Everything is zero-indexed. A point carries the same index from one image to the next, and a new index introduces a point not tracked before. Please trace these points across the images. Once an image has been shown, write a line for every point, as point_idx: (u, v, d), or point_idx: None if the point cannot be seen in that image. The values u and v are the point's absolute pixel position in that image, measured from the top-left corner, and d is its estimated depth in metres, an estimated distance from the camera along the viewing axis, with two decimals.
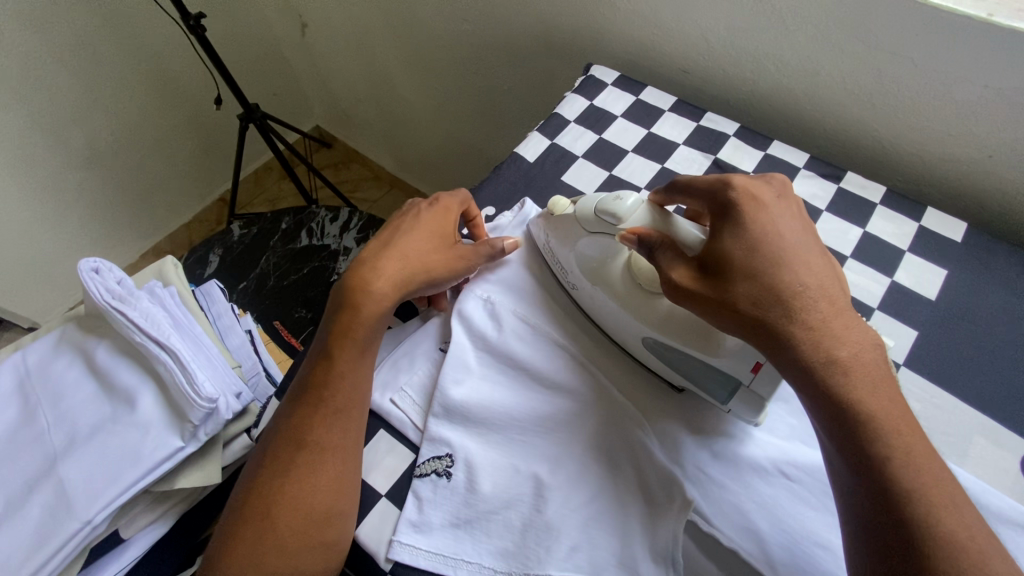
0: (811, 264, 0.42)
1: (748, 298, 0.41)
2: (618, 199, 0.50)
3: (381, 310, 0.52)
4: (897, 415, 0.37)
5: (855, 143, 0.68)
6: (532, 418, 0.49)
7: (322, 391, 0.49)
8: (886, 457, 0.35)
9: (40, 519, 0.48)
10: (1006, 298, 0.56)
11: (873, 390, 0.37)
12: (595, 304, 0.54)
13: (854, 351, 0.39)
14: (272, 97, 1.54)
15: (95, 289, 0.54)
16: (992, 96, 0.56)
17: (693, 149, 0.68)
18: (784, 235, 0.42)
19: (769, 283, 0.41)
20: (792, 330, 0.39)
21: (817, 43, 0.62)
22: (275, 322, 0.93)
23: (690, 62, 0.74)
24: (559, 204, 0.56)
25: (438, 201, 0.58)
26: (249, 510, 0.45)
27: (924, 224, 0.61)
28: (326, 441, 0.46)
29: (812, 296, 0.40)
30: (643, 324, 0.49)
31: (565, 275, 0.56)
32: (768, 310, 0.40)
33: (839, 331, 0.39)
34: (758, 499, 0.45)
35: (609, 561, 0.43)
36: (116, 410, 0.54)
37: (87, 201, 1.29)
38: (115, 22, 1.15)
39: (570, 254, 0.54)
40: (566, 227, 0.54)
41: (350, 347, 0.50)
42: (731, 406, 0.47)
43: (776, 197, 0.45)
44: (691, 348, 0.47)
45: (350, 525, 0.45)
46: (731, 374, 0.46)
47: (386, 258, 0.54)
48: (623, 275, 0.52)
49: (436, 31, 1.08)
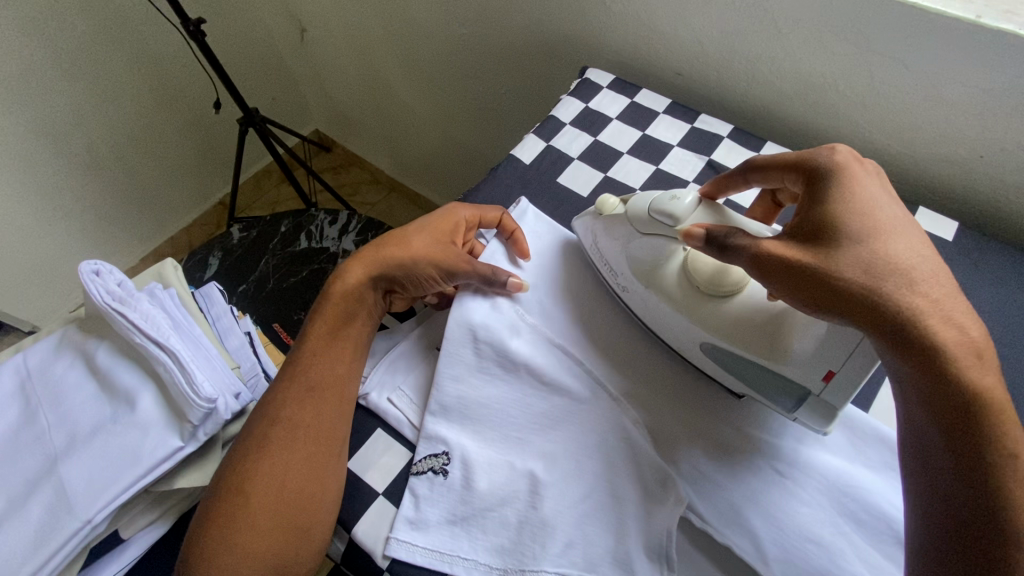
0: (914, 239, 0.41)
1: (860, 268, 0.39)
2: (675, 198, 0.49)
3: (355, 291, 0.54)
4: (1001, 398, 0.35)
5: (846, 144, 0.69)
6: (528, 416, 0.50)
7: (298, 369, 0.51)
8: (989, 435, 0.35)
9: (41, 519, 0.49)
10: (996, 295, 0.56)
11: (980, 368, 0.36)
12: (646, 309, 0.53)
13: (962, 330, 0.37)
14: (272, 101, 1.55)
15: (94, 290, 0.55)
16: (980, 97, 0.56)
17: (687, 150, 0.69)
18: (889, 214, 0.42)
19: (883, 255, 0.39)
20: (911, 301, 0.37)
21: (809, 45, 0.63)
22: (274, 324, 0.95)
23: (684, 65, 0.75)
24: (608, 202, 0.55)
25: (450, 205, 0.60)
26: (224, 488, 0.45)
27: (916, 223, 0.61)
28: (302, 421, 0.48)
29: (918, 270, 0.39)
30: (700, 327, 0.49)
31: (613, 276, 0.55)
32: (882, 280, 0.38)
33: (946, 307, 0.38)
34: (752, 496, 0.45)
35: (605, 557, 0.43)
36: (116, 410, 0.54)
37: (88, 205, 1.30)
38: (116, 28, 1.16)
39: (620, 255, 0.54)
40: (618, 227, 0.54)
41: (324, 331, 0.53)
42: (798, 414, 0.47)
43: (874, 177, 0.45)
44: (757, 355, 0.46)
45: (330, 510, 0.46)
46: (798, 384, 0.45)
47: (371, 248, 0.57)
48: (679, 278, 0.51)
49: (433, 35, 1.09)
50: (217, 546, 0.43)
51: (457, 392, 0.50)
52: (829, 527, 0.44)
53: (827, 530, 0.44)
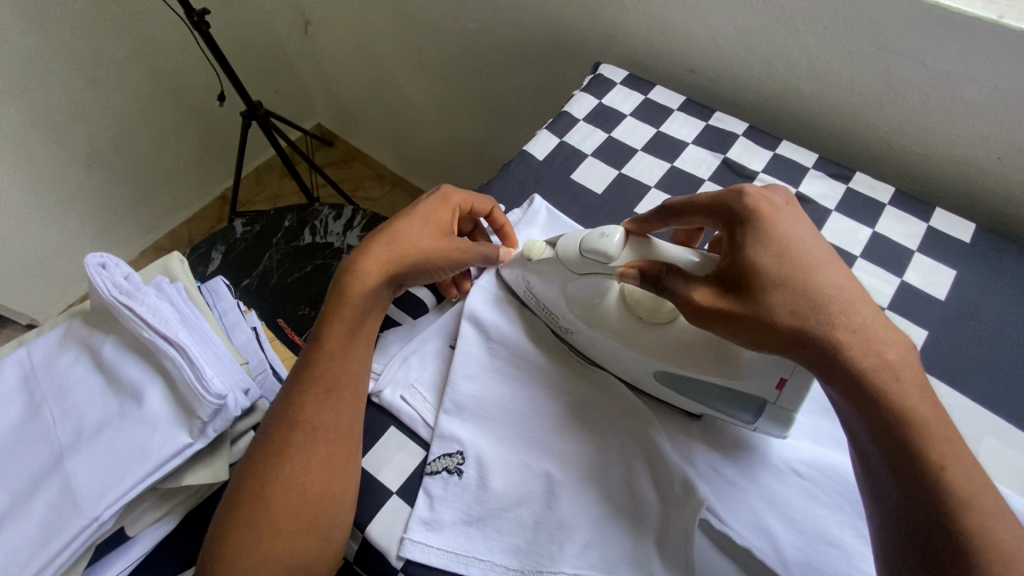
0: (839, 269, 0.41)
1: (786, 308, 0.39)
2: (603, 235, 0.47)
3: (372, 290, 0.52)
4: (939, 421, 0.36)
5: (862, 144, 0.68)
6: (542, 415, 0.49)
7: (314, 370, 0.50)
8: (937, 465, 0.35)
9: (46, 515, 0.48)
10: (1013, 298, 0.56)
11: (917, 393, 0.37)
12: (593, 346, 0.51)
13: (898, 356, 0.38)
14: (274, 94, 1.53)
15: (102, 284, 0.54)
16: (1000, 97, 0.56)
17: (702, 149, 0.69)
18: (805, 241, 0.41)
19: (803, 292, 0.39)
20: (837, 338, 0.38)
21: (827, 43, 0.62)
22: (279, 320, 0.93)
23: (698, 62, 0.74)
24: (534, 246, 0.52)
25: (439, 191, 0.57)
26: (243, 490, 0.45)
27: (932, 224, 0.61)
28: (319, 421, 0.47)
29: (845, 301, 0.39)
30: (651, 357, 0.47)
31: (555, 319, 0.53)
32: (807, 319, 0.39)
33: (879, 336, 0.38)
34: (771, 498, 0.45)
35: (623, 559, 0.42)
36: (123, 405, 0.53)
37: (88, 197, 1.29)
38: (119, 18, 1.14)
39: (558, 296, 0.51)
40: (547, 269, 0.51)
41: (343, 332, 0.51)
42: (758, 423, 0.46)
43: (785, 203, 0.45)
44: (710, 375, 0.45)
45: (348, 508, 0.45)
46: (753, 394, 0.45)
47: (377, 242, 0.54)
48: (620, 312, 0.50)
49: (441, 30, 1.08)
50: (237, 549, 0.42)
51: (471, 391, 0.50)
52: (848, 530, 0.43)
53: (845, 533, 0.43)
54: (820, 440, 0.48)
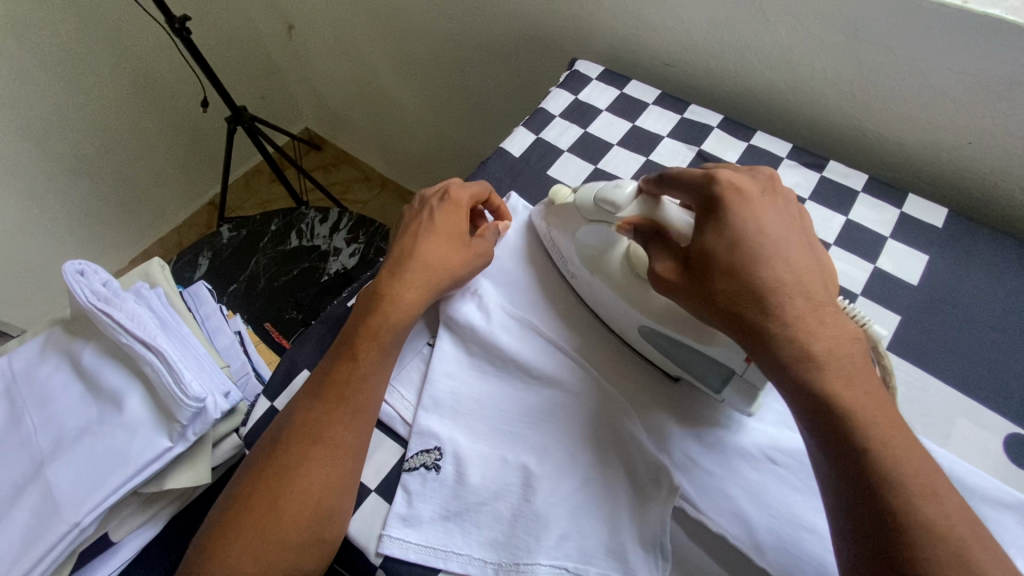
0: (790, 258, 0.42)
1: (727, 294, 0.41)
2: (618, 186, 0.50)
3: (411, 314, 0.52)
4: (873, 408, 0.37)
5: (836, 134, 0.69)
6: (519, 409, 0.50)
7: (341, 388, 0.48)
8: (861, 450, 0.36)
9: (28, 523, 0.48)
10: (986, 281, 0.56)
11: (851, 381, 0.38)
12: (594, 296, 0.54)
13: (829, 346, 0.39)
14: (261, 99, 1.53)
15: (79, 290, 0.55)
16: (970, 84, 0.56)
17: (677, 141, 0.69)
18: (766, 228, 0.42)
19: (747, 279, 0.41)
20: (768, 326, 0.40)
21: (797, 33, 0.63)
22: (265, 324, 0.95)
23: (674, 57, 0.75)
24: (559, 192, 0.57)
25: (448, 196, 0.58)
26: (254, 502, 0.44)
27: (906, 211, 0.61)
28: (340, 438, 0.46)
29: (788, 292, 0.40)
30: (638, 311, 0.50)
31: (563, 263, 0.56)
32: (746, 307, 0.41)
33: (815, 326, 0.39)
34: (744, 485, 0.45)
35: (599, 549, 0.43)
36: (104, 411, 0.53)
37: (76, 207, 1.29)
38: (100, 28, 1.14)
39: (569, 243, 0.55)
40: (569, 215, 0.55)
41: (374, 351, 0.50)
42: (725, 395, 0.47)
43: (763, 190, 0.44)
44: (685, 338, 0.47)
45: (347, 520, 0.45)
46: (723, 364, 0.46)
47: (410, 271, 0.53)
48: (622, 265, 0.52)
49: (423, 30, 1.08)
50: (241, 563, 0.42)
51: (449, 388, 0.51)
52: (822, 515, 0.43)
53: (819, 518, 0.43)
54: (794, 427, 0.48)
